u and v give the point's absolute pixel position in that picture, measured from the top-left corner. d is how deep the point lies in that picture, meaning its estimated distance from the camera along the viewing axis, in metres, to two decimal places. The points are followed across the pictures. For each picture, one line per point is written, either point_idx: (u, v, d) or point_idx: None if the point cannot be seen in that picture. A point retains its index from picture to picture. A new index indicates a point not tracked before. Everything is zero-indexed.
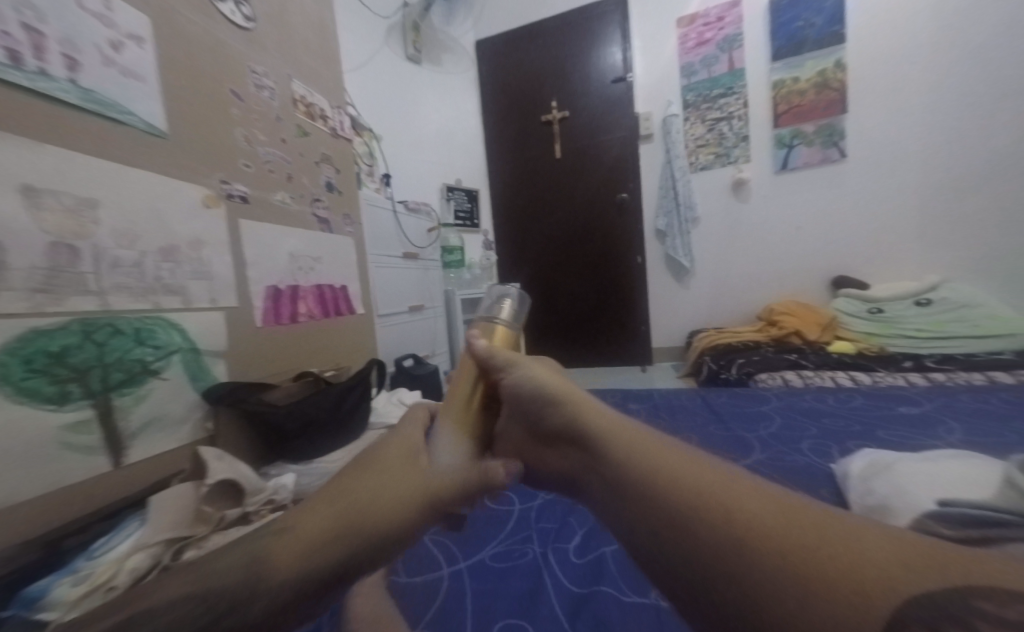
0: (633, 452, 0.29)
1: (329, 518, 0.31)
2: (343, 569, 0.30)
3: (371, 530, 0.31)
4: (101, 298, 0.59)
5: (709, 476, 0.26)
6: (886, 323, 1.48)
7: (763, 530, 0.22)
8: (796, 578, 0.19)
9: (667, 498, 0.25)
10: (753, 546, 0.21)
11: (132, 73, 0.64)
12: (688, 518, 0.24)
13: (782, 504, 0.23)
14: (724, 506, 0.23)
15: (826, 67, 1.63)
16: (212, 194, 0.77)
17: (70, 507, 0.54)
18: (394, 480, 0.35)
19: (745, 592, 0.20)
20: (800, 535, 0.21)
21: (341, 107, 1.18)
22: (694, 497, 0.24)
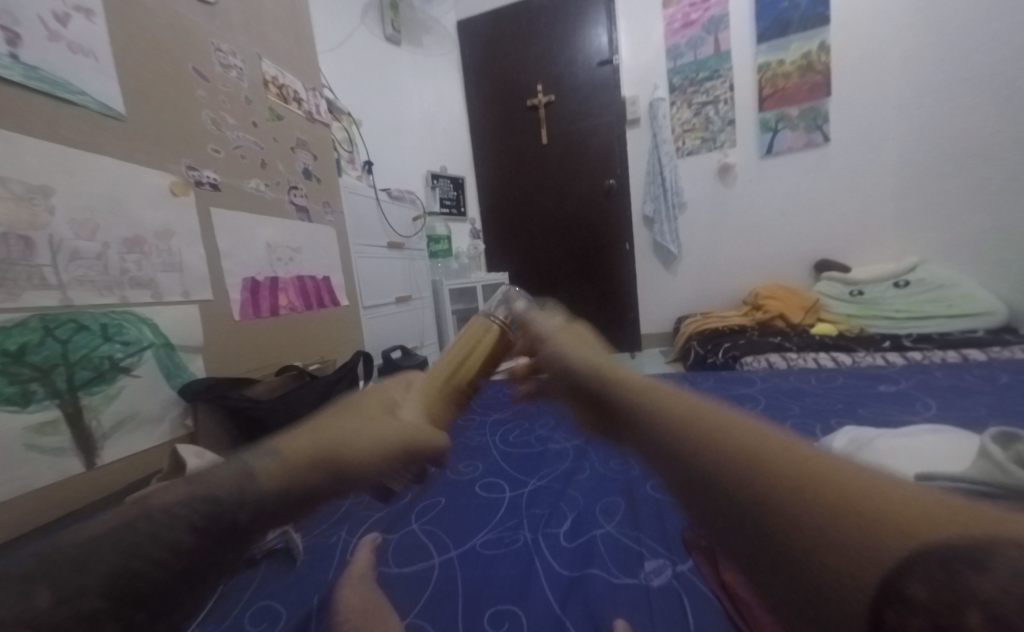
0: (671, 408, 0.28)
1: (302, 443, 0.30)
2: (311, 491, 0.29)
3: (337, 459, 0.30)
4: (61, 292, 0.56)
5: (749, 429, 0.24)
6: (867, 305, 1.51)
7: (802, 475, 0.20)
8: (829, 520, 0.17)
9: (702, 446, 0.24)
10: (788, 488, 0.19)
11: (80, 48, 0.60)
12: (717, 457, 0.22)
13: (833, 461, 0.21)
14: (763, 451, 0.22)
15: (810, 49, 1.62)
16: (180, 181, 0.73)
17: (40, 510, 0.52)
18: (377, 425, 0.33)
19: (772, 532, 0.19)
20: (846, 485, 0.19)
21: (316, 90, 1.13)
22: (730, 443, 0.23)
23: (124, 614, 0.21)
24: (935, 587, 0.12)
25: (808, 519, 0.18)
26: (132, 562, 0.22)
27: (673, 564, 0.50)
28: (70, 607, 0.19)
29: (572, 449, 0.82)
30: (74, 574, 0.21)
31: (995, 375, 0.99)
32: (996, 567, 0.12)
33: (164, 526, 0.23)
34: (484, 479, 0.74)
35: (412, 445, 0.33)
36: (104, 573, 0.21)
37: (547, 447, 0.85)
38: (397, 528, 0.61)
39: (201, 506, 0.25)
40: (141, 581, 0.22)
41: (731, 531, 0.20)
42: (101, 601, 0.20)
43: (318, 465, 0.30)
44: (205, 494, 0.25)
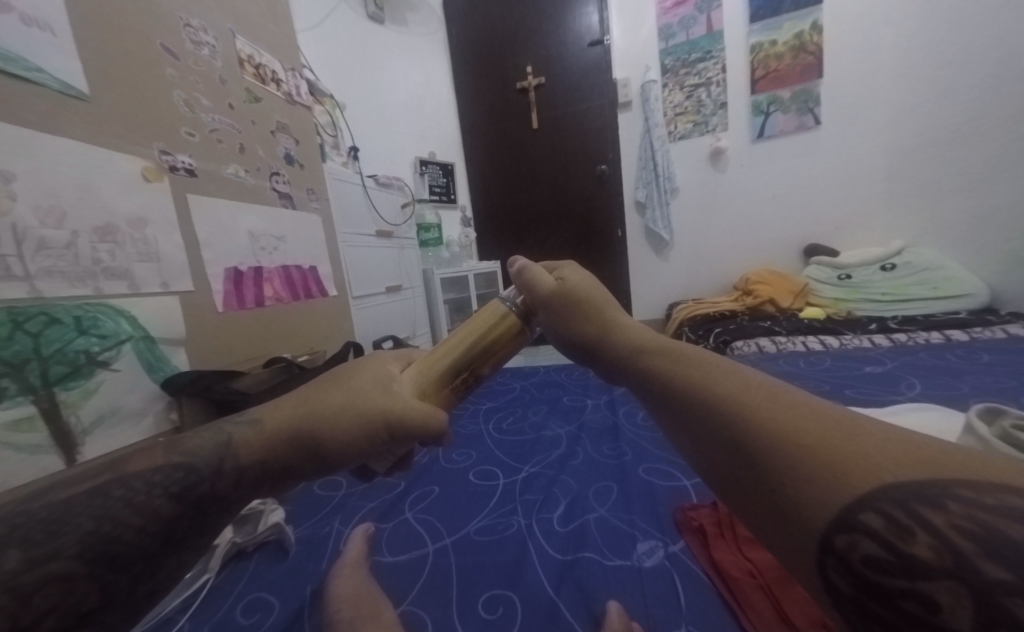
0: (680, 366, 0.32)
1: (288, 416, 0.34)
2: (289, 459, 0.33)
3: (317, 434, 0.34)
4: (29, 284, 0.54)
5: (750, 380, 0.27)
6: (854, 288, 1.52)
7: (789, 426, 0.23)
8: (811, 469, 0.21)
9: (706, 397, 0.28)
10: (777, 439, 0.22)
11: (35, 22, 0.56)
12: (720, 416, 0.26)
13: (823, 408, 0.24)
14: (753, 405, 0.25)
15: (803, 28, 1.59)
16: (153, 166, 0.70)
17: None
18: (364, 401, 0.36)
19: (756, 466, 0.23)
20: (830, 434, 0.22)
21: (295, 71, 1.09)
22: (730, 396, 0.26)
23: (98, 575, 0.25)
24: (891, 526, 0.18)
25: (791, 465, 0.21)
26: (105, 527, 0.26)
27: (666, 545, 0.50)
28: (48, 568, 0.23)
29: (565, 436, 0.82)
30: (49, 536, 0.24)
31: (977, 355, 1.01)
32: (948, 509, 0.17)
33: (141, 494, 0.28)
34: (477, 467, 0.74)
35: (397, 423, 0.36)
36: (81, 537, 0.25)
37: (540, 434, 0.85)
38: (390, 517, 0.61)
39: (177, 478, 0.30)
40: (110, 548, 0.26)
41: (732, 479, 0.25)
42: (76, 562, 0.24)
43: (296, 444, 0.33)
44: (182, 466, 0.30)
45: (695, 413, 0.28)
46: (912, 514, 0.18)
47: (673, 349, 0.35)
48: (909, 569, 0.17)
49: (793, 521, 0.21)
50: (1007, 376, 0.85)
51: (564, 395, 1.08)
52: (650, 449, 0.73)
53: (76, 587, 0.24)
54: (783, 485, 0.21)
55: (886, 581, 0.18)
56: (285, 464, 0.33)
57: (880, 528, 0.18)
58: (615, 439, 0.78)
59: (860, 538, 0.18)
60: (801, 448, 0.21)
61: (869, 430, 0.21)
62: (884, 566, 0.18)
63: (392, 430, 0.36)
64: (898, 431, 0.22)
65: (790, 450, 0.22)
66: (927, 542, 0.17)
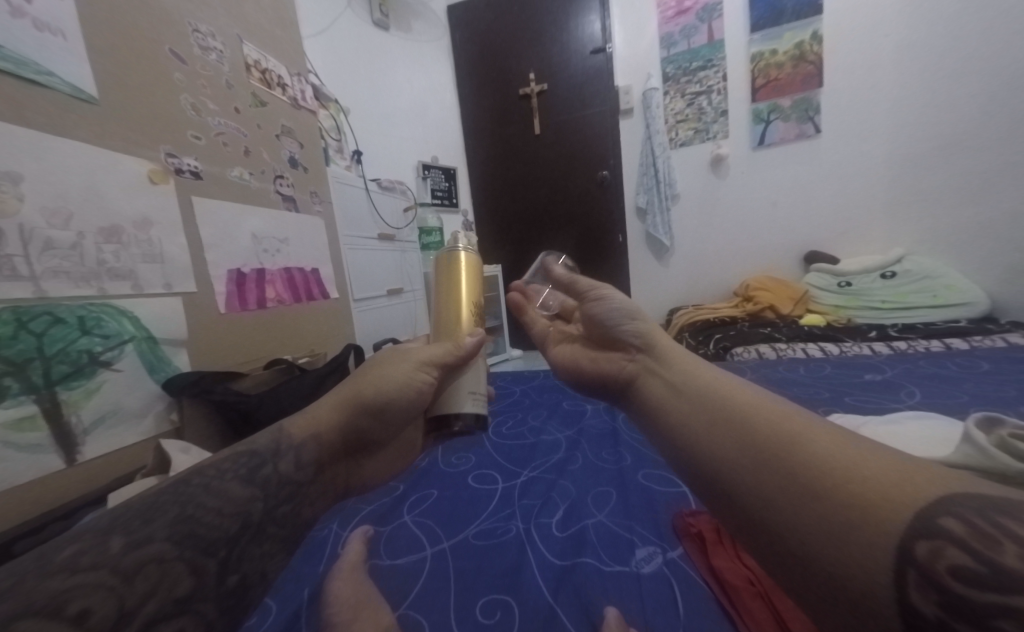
0: (702, 419, 0.34)
1: (340, 400, 0.48)
2: (357, 424, 0.48)
3: (370, 394, 0.48)
4: (34, 283, 0.54)
5: (769, 426, 0.30)
6: (854, 296, 1.53)
7: (813, 490, 0.25)
8: (847, 516, 0.24)
9: (744, 464, 0.30)
10: (813, 500, 0.25)
11: (47, 26, 0.57)
12: (742, 471, 0.29)
13: (818, 452, 0.27)
14: (803, 441, 0.28)
15: (803, 39, 1.61)
16: (158, 168, 0.71)
17: (19, 509, 0.51)
18: (403, 365, 0.49)
19: (799, 536, 0.25)
20: (877, 466, 0.25)
21: (301, 75, 1.10)
22: (770, 452, 0.29)
23: (187, 558, 0.30)
24: (976, 534, 0.20)
25: (823, 528, 0.24)
26: (187, 511, 0.33)
27: (664, 551, 0.50)
28: (143, 552, 0.29)
29: (564, 440, 0.82)
30: (144, 523, 0.30)
31: (977, 364, 1.00)
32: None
33: (214, 481, 0.36)
34: (476, 471, 0.73)
35: (433, 360, 0.50)
36: (166, 522, 0.31)
37: (539, 438, 0.85)
38: (388, 521, 0.61)
39: (243, 464, 0.39)
40: (192, 533, 0.31)
41: (775, 549, 0.27)
42: (166, 546, 0.30)
43: (357, 409, 0.48)
44: (246, 452, 0.40)
45: (735, 451, 0.31)
46: (995, 523, 0.20)
47: (690, 392, 0.37)
48: (997, 573, 0.18)
49: (858, 538, 0.23)
50: (1007, 386, 0.84)
51: (564, 400, 1.08)
52: (649, 454, 0.73)
53: (168, 568, 0.29)
54: (847, 525, 0.23)
55: (975, 594, 0.18)
56: (358, 426, 0.48)
57: (960, 534, 0.20)
58: (614, 444, 0.78)
59: (943, 544, 0.20)
60: (860, 486, 0.24)
61: (929, 464, 0.25)
62: (974, 578, 0.19)
63: (431, 369, 0.50)
64: (862, 463, 0.25)
65: (837, 488, 0.25)
66: (1014, 550, 0.18)
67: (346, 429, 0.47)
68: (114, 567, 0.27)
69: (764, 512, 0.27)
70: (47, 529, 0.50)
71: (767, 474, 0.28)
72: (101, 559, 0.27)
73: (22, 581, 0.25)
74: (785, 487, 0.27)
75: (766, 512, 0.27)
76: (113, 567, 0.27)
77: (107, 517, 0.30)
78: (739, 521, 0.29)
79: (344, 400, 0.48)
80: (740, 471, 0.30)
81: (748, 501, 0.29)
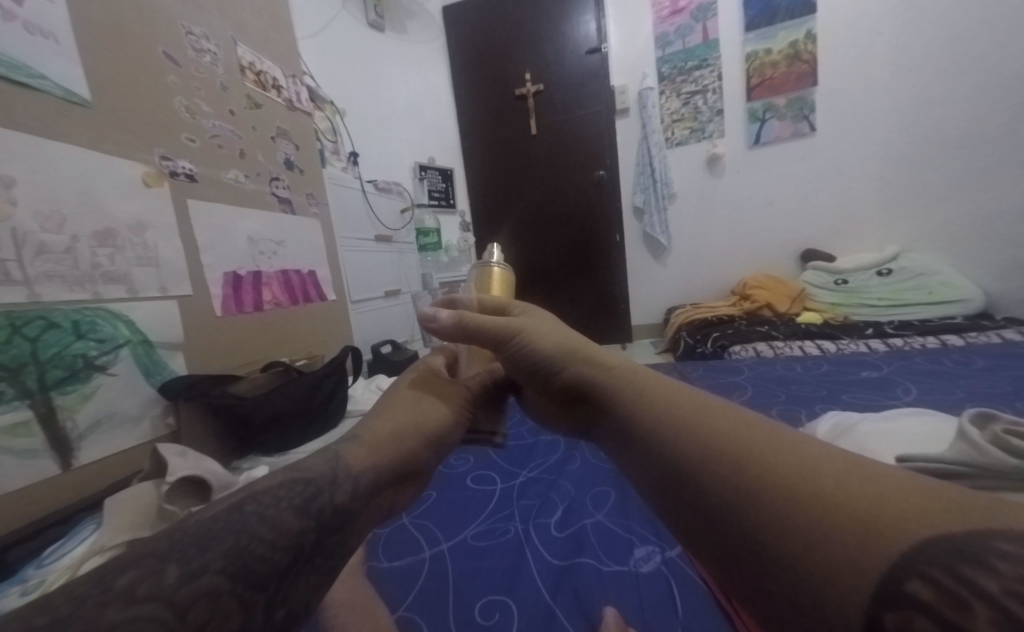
0: (673, 425, 0.30)
1: (392, 431, 0.44)
2: (411, 456, 0.44)
3: (425, 425, 0.46)
4: (28, 288, 0.54)
5: (745, 437, 0.26)
6: (850, 293, 1.53)
7: (794, 511, 0.22)
8: (828, 537, 0.20)
9: (718, 475, 0.25)
10: (796, 520, 0.21)
11: (39, 29, 0.57)
12: (717, 485, 0.25)
13: (801, 465, 0.23)
14: (761, 451, 0.26)
15: (798, 37, 1.62)
16: (153, 171, 0.71)
17: (13, 516, 0.51)
18: (446, 400, 0.50)
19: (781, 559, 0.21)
20: (847, 482, 0.22)
21: (296, 77, 1.10)
22: (750, 464, 0.25)
23: (241, 594, 0.24)
24: (943, 597, 0.17)
25: (804, 553, 0.21)
26: (243, 539, 0.26)
27: (662, 551, 0.50)
28: (200, 583, 0.23)
29: (562, 440, 0.82)
30: (200, 552, 0.24)
31: (973, 360, 1.01)
32: (1000, 572, 0.16)
33: (270, 508, 0.29)
34: (475, 472, 0.73)
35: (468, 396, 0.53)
36: (222, 550, 0.25)
37: (538, 439, 0.85)
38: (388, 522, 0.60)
39: (299, 491, 0.31)
40: (247, 564, 0.25)
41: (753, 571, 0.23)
42: (220, 578, 0.24)
43: (408, 439, 0.44)
44: (302, 479, 0.32)
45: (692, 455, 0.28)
46: (963, 579, 0.17)
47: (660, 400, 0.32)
48: None
49: (819, 575, 0.20)
50: (1003, 381, 0.85)
51: None
52: None
53: (220, 606, 0.23)
54: (809, 553, 0.20)
55: None
56: (413, 459, 0.44)
57: (927, 598, 0.17)
58: None
59: (908, 610, 0.17)
60: (845, 507, 0.21)
61: (914, 479, 0.21)
62: None
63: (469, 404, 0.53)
64: (845, 480, 0.22)
65: (802, 506, 0.22)
66: (985, 618, 0.16)
67: (403, 458, 0.42)
68: (169, 601, 0.22)
69: (724, 523, 0.24)
70: (43, 536, 0.50)
71: (744, 485, 0.24)
72: (157, 589, 0.22)
73: (77, 609, 0.20)
74: (765, 503, 0.23)
75: (723, 523, 0.24)
76: (167, 600, 0.21)
77: (164, 539, 0.25)
78: (713, 539, 0.25)
79: (401, 430, 0.44)
80: (707, 481, 0.26)
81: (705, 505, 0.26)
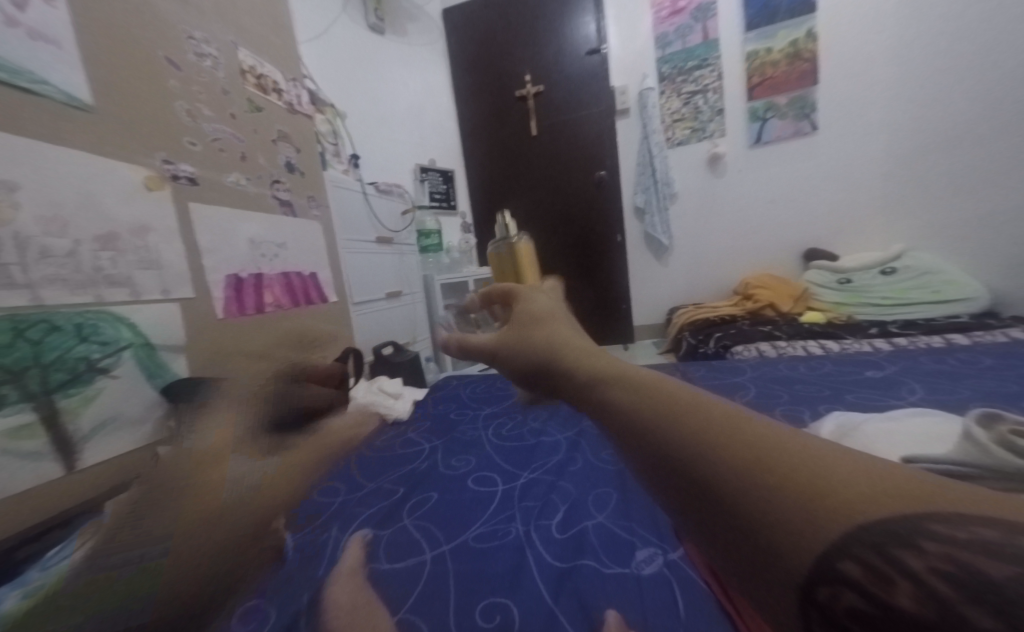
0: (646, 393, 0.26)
1: None
2: None
3: None
4: (30, 292, 0.54)
5: (723, 410, 0.23)
6: (854, 293, 1.52)
7: (771, 486, 0.19)
8: (795, 510, 0.18)
9: (694, 445, 0.22)
10: (772, 496, 0.19)
11: (41, 35, 0.57)
12: (691, 451, 0.22)
13: (780, 444, 0.21)
14: (729, 415, 0.23)
15: (798, 36, 1.61)
16: (154, 175, 0.71)
17: (16, 518, 0.51)
18: None
19: (748, 534, 0.19)
20: (824, 461, 0.20)
21: (297, 80, 1.11)
22: (727, 437, 0.21)
23: None
24: (870, 573, 0.16)
25: (770, 527, 0.18)
26: None
27: (665, 552, 0.50)
28: None
29: (563, 442, 0.82)
30: None
31: (979, 359, 1.00)
32: (925, 550, 0.16)
33: None
34: (475, 473, 0.73)
35: None
36: None
37: (539, 440, 0.84)
38: (389, 524, 0.60)
39: None
40: None
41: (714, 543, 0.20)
42: None
43: None
44: None
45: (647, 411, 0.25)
46: (891, 559, 0.16)
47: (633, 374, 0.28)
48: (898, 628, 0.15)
49: (770, 543, 0.18)
50: (1008, 380, 0.85)
51: None
52: None
53: None
54: (768, 523, 0.19)
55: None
56: None
57: (858, 578, 0.16)
58: None
59: (840, 590, 0.16)
60: (819, 485, 0.19)
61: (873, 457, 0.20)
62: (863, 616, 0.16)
63: None
64: (814, 456, 0.20)
65: (768, 474, 0.19)
66: (907, 593, 0.16)
67: None
68: None
69: (692, 488, 0.21)
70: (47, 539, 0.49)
71: (722, 458, 0.21)
72: None
73: None
74: (741, 476, 0.20)
75: (671, 479, 0.22)
76: None
77: None
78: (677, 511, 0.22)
79: None
80: (681, 450, 0.22)
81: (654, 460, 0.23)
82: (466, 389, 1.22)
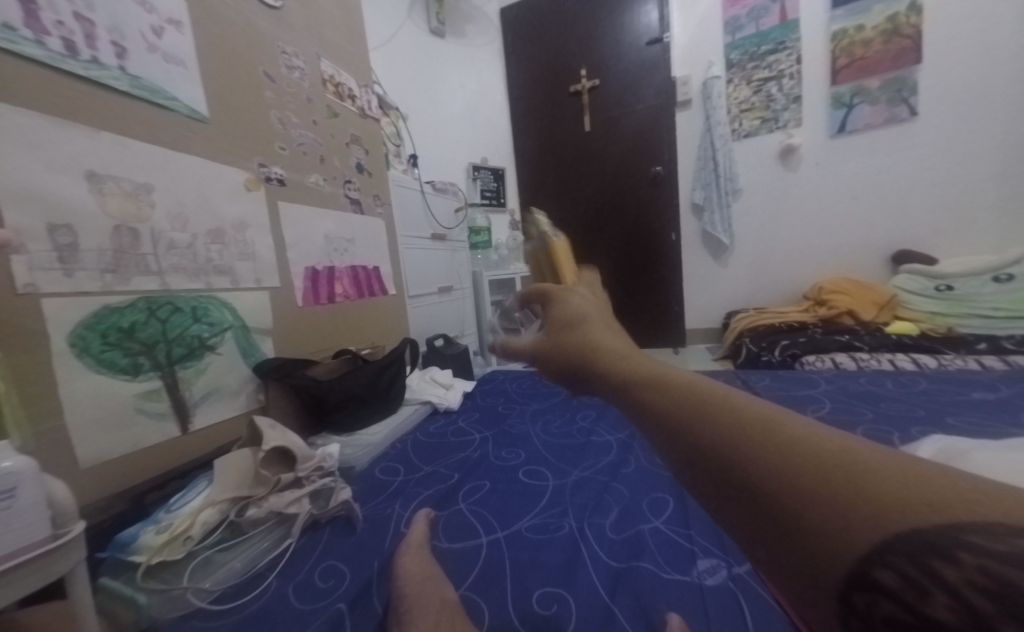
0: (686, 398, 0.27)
1: None
2: None
3: None
4: (161, 278, 0.64)
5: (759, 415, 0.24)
6: (956, 302, 1.33)
7: (806, 494, 0.20)
8: (827, 518, 0.19)
9: (730, 452, 0.23)
10: (807, 503, 0.20)
11: (172, 58, 0.67)
12: (729, 456, 0.23)
13: (815, 451, 0.21)
14: (765, 420, 0.23)
15: (896, 11, 1.45)
16: (253, 177, 0.80)
17: (145, 468, 0.60)
18: None
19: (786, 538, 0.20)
20: (861, 466, 0.20)
21: (368, 86, 1.19)
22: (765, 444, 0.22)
23: None
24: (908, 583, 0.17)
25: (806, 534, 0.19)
26: None
27: (729, 566, 0.48)
28: None
29: (615, 443, 0.81)
30: None
31: None
32: (961, 561, 0.16)
33: None
34: (526, 466, 0.75)
35: None
36: None
37: (589, 439, 0.84)
38: (446, 506, 0.63)
39: None
40: None
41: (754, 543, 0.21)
42: None
43: None
44: None
45: (685, 411, 0.26)
46: (926, 568, 0.17)
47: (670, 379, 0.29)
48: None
49: (801, 541, 0.20)
50: None
51: None
52: None
53: None
54: (804, 528, 0.20)
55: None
56: None
57: (895, 585, 0.17)
58: None
59: (877, 597, 0.17)
60: (854, 492, 0.19)
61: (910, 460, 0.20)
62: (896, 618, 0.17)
63: None
64: (851, 463, 0.20)
65: (802, 480, 0.20)
66: (943, 600, 0.16)
67: None
68: None
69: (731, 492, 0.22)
70: (169, 487, 0.61)
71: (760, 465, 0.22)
72: None
73: None
74: (776, 482, 0.21)
75: (710, 481, 0.23)
76: None
77: None
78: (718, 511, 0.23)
79: None
80: (720, 457, 0.23)
81: (695, 461, 0.24)
82: (513, 384, 1.24)
